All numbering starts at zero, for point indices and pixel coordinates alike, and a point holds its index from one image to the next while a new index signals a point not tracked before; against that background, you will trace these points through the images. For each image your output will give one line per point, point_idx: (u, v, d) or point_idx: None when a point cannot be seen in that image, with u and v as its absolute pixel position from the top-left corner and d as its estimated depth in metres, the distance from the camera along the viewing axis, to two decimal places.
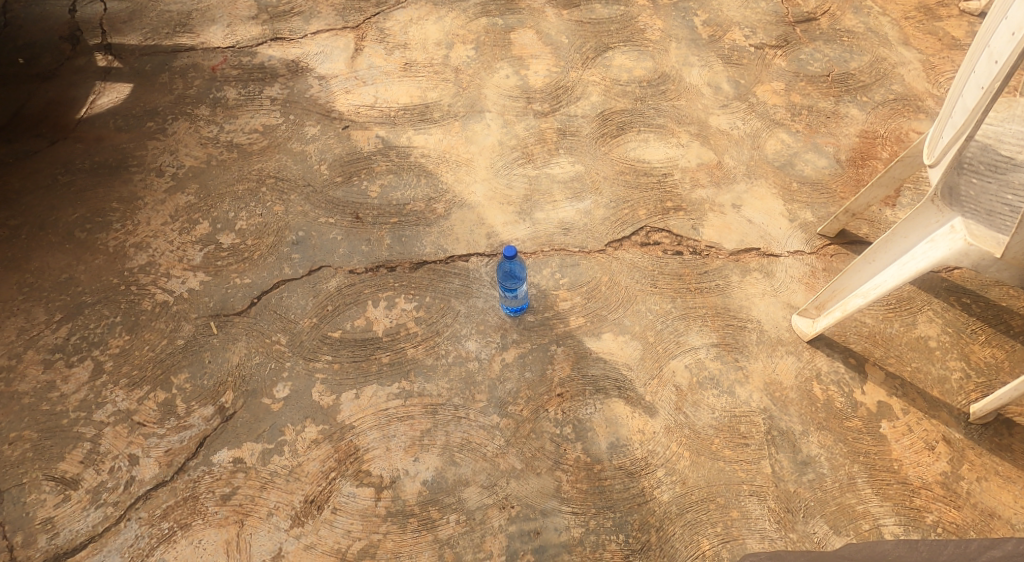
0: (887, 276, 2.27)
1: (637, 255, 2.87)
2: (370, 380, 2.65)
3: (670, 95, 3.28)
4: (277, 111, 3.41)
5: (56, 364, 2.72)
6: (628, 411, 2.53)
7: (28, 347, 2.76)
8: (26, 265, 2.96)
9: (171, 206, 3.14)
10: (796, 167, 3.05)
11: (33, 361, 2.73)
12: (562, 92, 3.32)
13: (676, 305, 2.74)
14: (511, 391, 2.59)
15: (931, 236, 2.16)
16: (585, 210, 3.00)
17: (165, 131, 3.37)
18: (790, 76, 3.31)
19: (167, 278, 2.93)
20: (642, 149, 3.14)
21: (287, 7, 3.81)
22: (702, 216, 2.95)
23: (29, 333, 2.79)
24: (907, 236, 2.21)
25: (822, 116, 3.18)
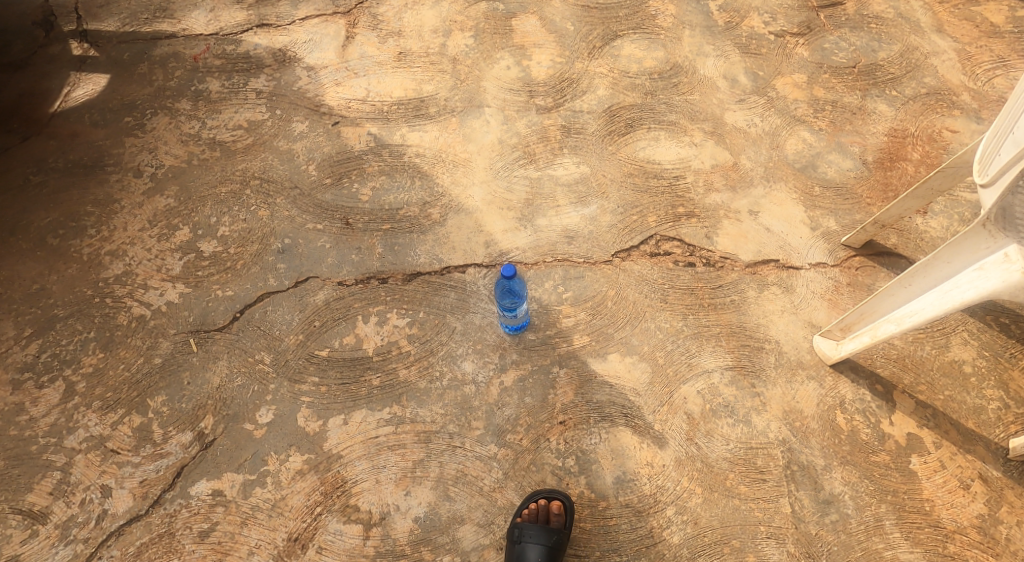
0: (925, 303, 2.05)
1: (645, 267, 2.67)
2: (359, 404, 2.47)
3: (683, 88, 3.05)
4: (263, 105, 3.19)
5: (25, 385, 2.55)
6: (635, 441, 2.35)
7: None
8: None
9: (148, 210, 2.93)
10: (818, 168, 2.82)
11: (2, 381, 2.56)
12: (567, 85, 3.09)
13: (688, 323, 2.55)
14: (509, 418, 2.42)
15: (979, 264, 1.95)
16: (591, 216, 2.79)
17: (143, 127, 3.16)
18: (813, 67, 3.06)
19: (144, 290, 2.74)
20: (652, 149, 2.92)
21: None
22: (717, 224, 2.74)
23: None
24: (950, 261, 2.00)
25: (848, 112, 2.94)
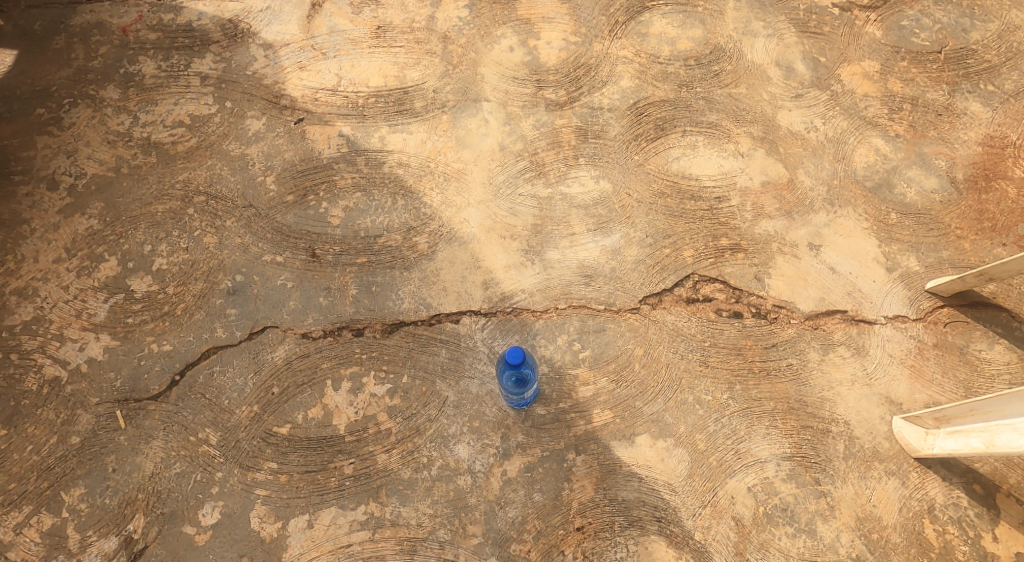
0: None
1: (681, 318, 2.16)
2: (328, 501, 1.99)
3: (726, 79, 2.46)
4: (209, 93, 2.51)
5: None
6: (669, 556, 1.91)
7: None
8: None
9: (66, 234, 2.31)
10: (895, 188, 2.27)
11: None
12: (582, 74, 2.48)
13: (734, 396, 2.05)
14: (514, 521, 1.96)
15: None
16: (613, 248, 2.25)
17: (60, 121, 2.48)
18: (888, 52, 2.46)
19: (59, 343, 2.18)
20: (688, 160, 2.35)
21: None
22: (770, 261, 2.21)
23: None
24: None
25: (932, 113, 2.37)
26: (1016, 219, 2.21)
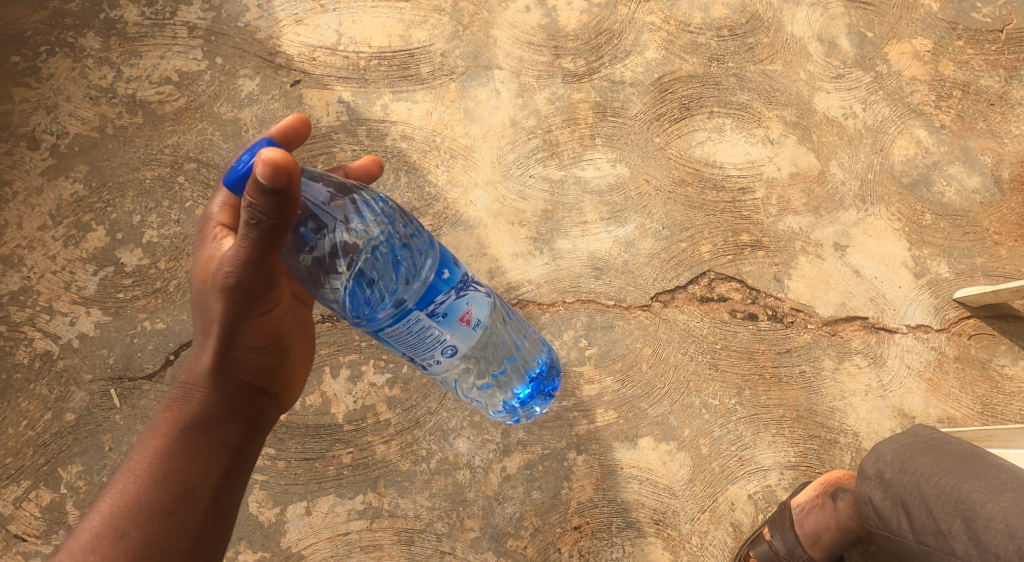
0: None
1: (693, 318, 2.06)
2: (326, 489, 1.97)
3: (761, 53, 2.27)
4: (198, 47, 2.33)
5: None
6: (666, 558, 1.89)
7: None
8: None
9: (51, 199, 2.21)
10: (934, 186, 2.12)
11: None
12: (605, 40, 2.28)
13: (743, 402, 1.99)
14: (512, 517, 1.93)
15: None
16: (627, 240, 2.13)
17: (36, 73, 2.30)
18: (942, 29, 2.25)
19: (48, 316, 2.12)
20: (713, 145, 2.19)
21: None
22: (791, 261, 2.10)
23: None
24: None
25: (983, 102, 2.17)
26: None
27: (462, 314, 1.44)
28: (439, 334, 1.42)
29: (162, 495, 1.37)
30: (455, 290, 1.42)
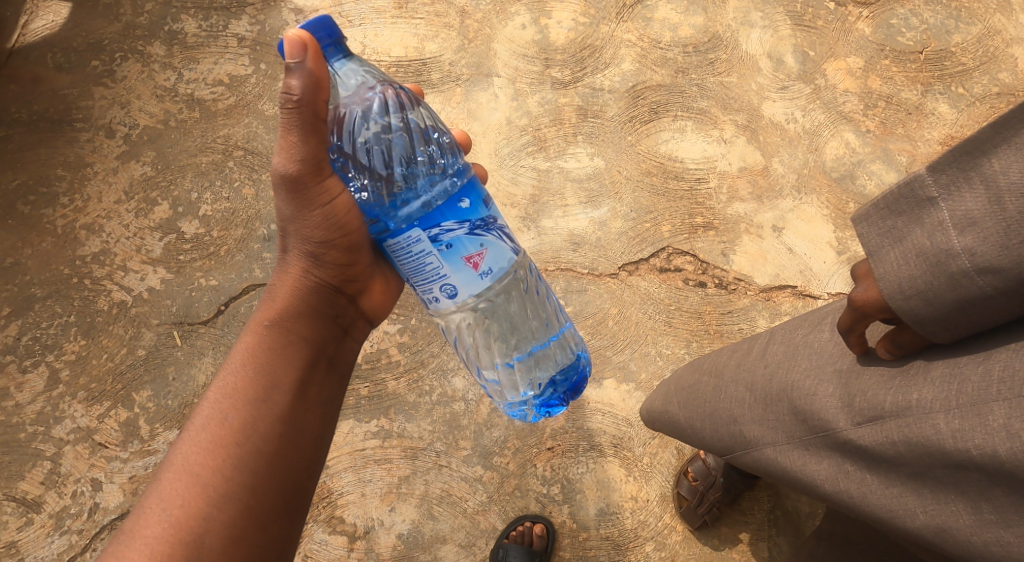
0: None
1: (653, 284, 2.49)
2: (346, 414, 2.40)
3: (720, 67, 2.69)
4: (245, 55, 2.77)
5: (9, 369, 2.43)
6: (622, 474, 2.35)
7: None
8: None
9: (124, 177, 2.63)
10: (857, 180, 2.56)
11: None
12: (588, 54, 2.72)
13: (691, 351, 2.44)
14: (498, 439, 2.37)
15: None
16: (600, 220, 2.56)
17: (113, 75, 2.74)
18: (873, 50, 2.69)
19: (123, 272, 2.53)
20: (676, 143, 2.62)
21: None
22: (736, 240, 2.53)
23: None
24: None
25: (903, 112, 2.62)
26: None
27: (470, 255, 1.50)
28: (438, 265, 1.49)
29: (252, 396, 1.50)
30: (472, 225, 1.51)
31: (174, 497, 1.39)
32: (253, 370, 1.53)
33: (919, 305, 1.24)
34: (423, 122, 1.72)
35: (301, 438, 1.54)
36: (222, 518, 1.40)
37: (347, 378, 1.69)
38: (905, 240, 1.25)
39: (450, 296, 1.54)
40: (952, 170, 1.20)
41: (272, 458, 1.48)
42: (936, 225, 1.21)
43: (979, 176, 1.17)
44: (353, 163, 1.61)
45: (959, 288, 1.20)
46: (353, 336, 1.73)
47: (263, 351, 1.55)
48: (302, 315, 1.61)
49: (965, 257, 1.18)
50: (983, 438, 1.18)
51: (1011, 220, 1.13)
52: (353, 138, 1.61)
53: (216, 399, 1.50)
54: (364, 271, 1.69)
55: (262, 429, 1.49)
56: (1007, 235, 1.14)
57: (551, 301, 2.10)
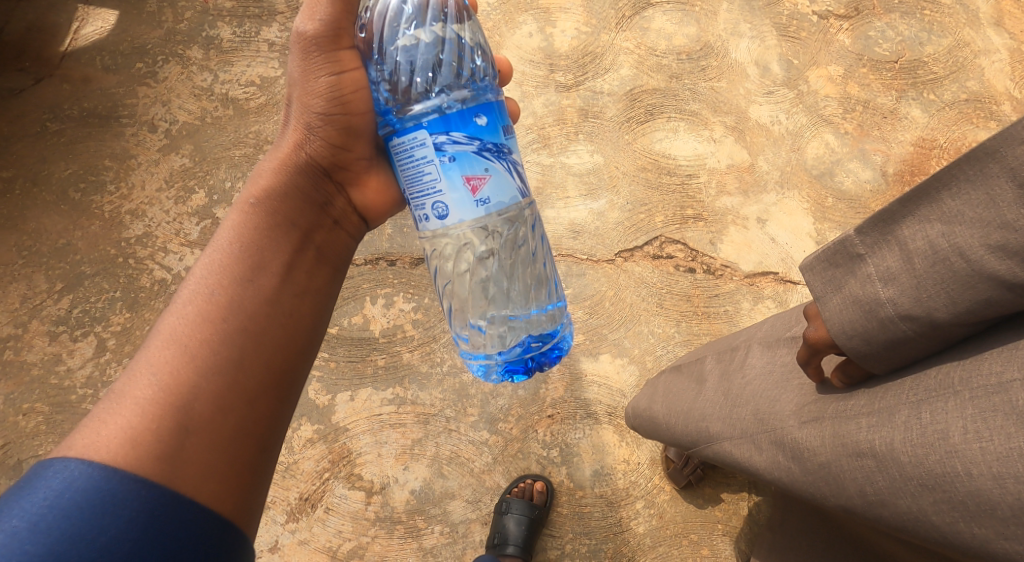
0: None
1: (646, 269, 2.73)
2: (365, 382, 2.64)
3: (711, 73, 2.93)
4: (275, 59, 2.85)
5: (61, 337, 2.54)
6: (616, 439, 2.59)
7: (32, 316, 2.55)
8: (21, 226, 2.64)
9: (165, 168, 2.72)
10: (836, 177, 2.79)
11: (39, 332, 2.54)
12: (589, 60, 2.93)
13: (680, 330, 2.67)
14: (502, 407, 2.61)
15: None
16: (599, 211, 2.78)
17: (155, 76, 2.83)
18: (852, 58, 2.94)
19: (164, 253, 2.64)
20: (669, 142, 2.86)
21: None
22: (723, 230, 2.76)
23: (32, 301, 2.57)
24: None
25: (879, 115, 2.86)
26: None
27: (470, 175, 1.61)
28: (436, 177, 1.60)
29: (247, 266, 1.55)
30: (481, 144, 1.62)
31: (163, 362, 1.40)
32: (240, 248, 1.55)
33: (858, 343, 1.42)
34: (461, 31, 1.75)
35: (285, 316, 1.55)
36: (208, 386, 1.41)
37: (333, 266, 1.71)
38: (843, 289, 1.43)
39: (441, 216, 1.62)
40: (875, 232, 1.40)
41: (255, 335, 1.49)
42: (866, 277, 1.40)
43: (896, 240, 1.36)
44: (372, 48, 1.70)
45: (885, 330, 1.38)
46: (341, 225, 1.75)
47: (252, 229, 1.58)
48: (289, 197, 1.64)
49: (890, 306, 1.36)
50: (888, 435, 1.39)
51: (922, 275, 1.32)
52: (376, 31, 1.70)
53: (208, 270, 1.52)
54: (357, 168, 1.74)
55: (248, 305, 1.51)
56: (921, 288, 1.32)
57: (553, 279, 2.08)
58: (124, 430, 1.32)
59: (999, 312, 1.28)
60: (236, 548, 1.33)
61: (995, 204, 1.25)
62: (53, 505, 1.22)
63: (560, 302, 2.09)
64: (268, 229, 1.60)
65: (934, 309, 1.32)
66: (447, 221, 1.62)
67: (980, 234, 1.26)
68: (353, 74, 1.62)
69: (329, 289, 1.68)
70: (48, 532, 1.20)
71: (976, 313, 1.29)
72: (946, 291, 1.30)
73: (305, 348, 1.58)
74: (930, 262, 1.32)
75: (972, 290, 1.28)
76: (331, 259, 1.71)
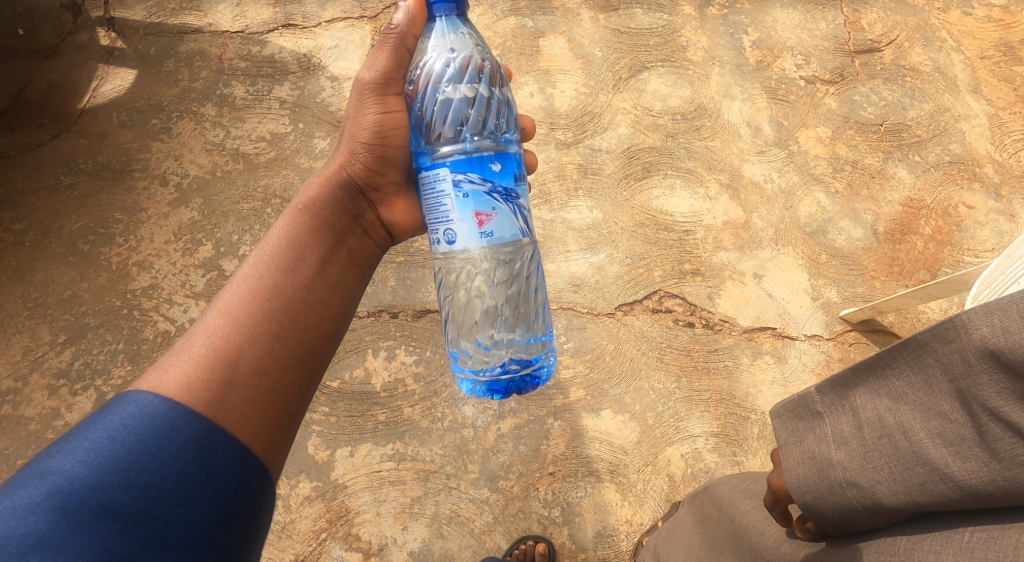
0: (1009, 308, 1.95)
1: (647, 323, 2.75)
2: (365, 437, 2.60)
3: (705, 133, 3.02)
4: (285, 116, 2.87)
5: (60, 391, 2.48)
6: (618, 498, 2.57)
7: (32, 369, 2.50)
8: (28, 277, 2.62)
9: (174, 222, 2.71)
10: (828, 235, 2.87)
11: (38, 386, 2.48)
12: (588, 119, 3.02)
13: (680, 385, 2.68)
14: (503, 464, 2.58)
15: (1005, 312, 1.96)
16: (599, 265, 2.82)
17: (169, 131, 2.84)
18: (839, 121, 3.06)
19: (169, 305, 2.61)
20: (666, 199, 2.92)
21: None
22: (721, 285, 2.81)
23: (33, 354, 2.52)
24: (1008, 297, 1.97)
25: (867, 176, 2.96)
26: (920, 267, 2.81)
27: (479, 211, 1.80)
28: (451, 209, 1.80)
29: (289, 257, 1.78)
30: (493, 187, 1.82)
31: (217, 329, 1.64)
32: (285, 243, 1.79)
33: (809, 500, 1.63)
34: (488, 91, 2.02)
35: (318, 303, 1.77)
36: (251, 352, 1.63)
37: (361, 268, 1.92)
38: (802, 442, 1.66)
39: (450, 241, 1.82)
40: (833, 394, 1.64)
41: (292, 315, 1.71)
42: (822, 435, 1.63)
43: (849, 404, 1.61)
44: (417, 96, 1.93)
45: (835, 493, 1.58)
46: (371, 236, 1.96)
47: (296, 228, 1.82)
48: (330, 206, 1.88)
49: (839, 469, 1.57)
50: None
51: (869, 446, 1.54)
52: (423, 84, 1.93)
53: (260, 258, 1.76)
54: (391, 194, 1.98)
55: (288, 290, 1.73)
56: (867, 459, 1.54)
57: (541, 305, 2.18)
58: (183, 377, 1.55)
59: (933, 502, 1.47)
60: (263, 483, 1.52)
61: (931, 393, 1.49)
62: (123, 426, 1.44)
63: (545, 334, 2.18)
64: (309, 229, 1.83)
65: (878, 483, 1.52)
66: (455, 247, 1.82)
67: (921, 420, 1.49)
68: (397, 114, 1.88)
69: (357, 286, 1.89)
70: (122, 445, 1.42)
71: (911, 496, 1.48)
72: (889, 467, 1.51)
73: (334, 333, 1.79)
74: (877, 434, 1.54)
75: (912, 471, 1.48)
76: (360, 262, 1.92)
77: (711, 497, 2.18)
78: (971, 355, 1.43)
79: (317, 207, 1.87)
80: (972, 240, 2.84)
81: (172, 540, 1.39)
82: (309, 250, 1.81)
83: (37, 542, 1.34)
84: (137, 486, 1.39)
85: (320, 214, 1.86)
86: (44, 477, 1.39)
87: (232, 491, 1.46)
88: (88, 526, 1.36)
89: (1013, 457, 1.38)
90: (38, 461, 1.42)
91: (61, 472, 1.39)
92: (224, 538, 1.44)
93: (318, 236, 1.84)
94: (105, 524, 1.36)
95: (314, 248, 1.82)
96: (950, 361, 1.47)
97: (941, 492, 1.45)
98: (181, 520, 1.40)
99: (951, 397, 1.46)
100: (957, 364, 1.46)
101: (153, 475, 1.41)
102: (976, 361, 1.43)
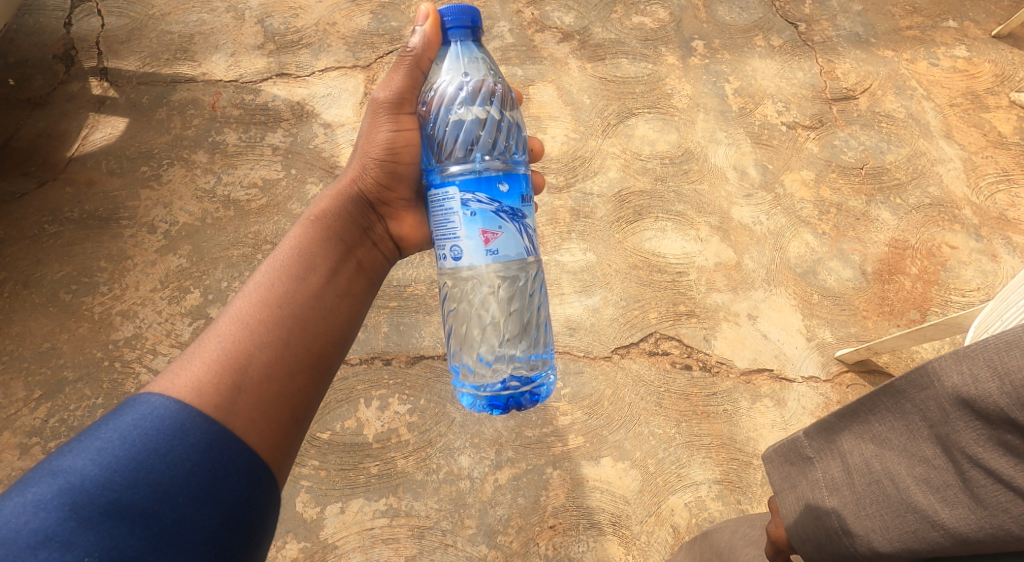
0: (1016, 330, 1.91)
1: (644, 367, 2.71)
2: (357, 492, 2.48)
3: (693, 176, 3.05)
4: (278, 162, 2.81)
5: (34, 451, 2.32)
6: (622, 551, 2.48)
7: (3, 427, 2.34)
8: (6, 330, 2.48)
9: (161, 269, 2.60)
10: (819, 275, 2.90)
11: (9, 446, 2.32)
12: (578, 164, 3.03)
13: (681, 431, 2.63)
14: (501, 518, 2.48)
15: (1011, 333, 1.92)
16: (594, 307, 2.79)
17: (159, 178, 2.75)
18: (821, 164, 3.12)
19: (153, 356, 2.48)
20: (658, 241, 2.92)
21: (293, 14, 3.14)
22: (717, 327, 2.80)
23: (4, 411, 2.36)
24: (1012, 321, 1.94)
25: (852, 218, 3.02)
26: (910, 306, 2.85)
27: (486, 229, 1.74)
28: (458, 226, 1.74)
29: (299, 264, 1.71)
30: (500, 206, 1.75)
31: (228, 334, 1.56)
32: (297, 251, 1.73)
33: (810, 548, 1.65)
34: (500, 114, 1.97)
35: (327, 312, 1.69)
36: (261, 357, 1.55)
37: (371, 280, 1.85)
38: (797, 487, 1.72)
39: (457, 257, 1.76)
40: (821, 438, 1.71)
41: (302, 322, 1.64)
42: (815, 480, 1.68)
43: (837, 448, 1.67)
44: (430, 117, 1.89)
45: (834, 540, 1.61)
46: (380, 248, 1.90)
47: (308, 238, 1.76)
48: (342, 217, 1.83)
49: (835, 515, 1.61)
50: None
51: (860, 492, 1.58)
52: (436, 105, 1.89)
53: (271, 266, 1.69)
54: (401, 209, 1.93)
55: (300, 296, 1.66)
56: (859, 505, 1.58)
57: (542, 322, 2.07)
58: (194, 381, 1.46)
59: (928, 550, 1.48)
60: (269, 493, 1.42)
61: (913, 438, 1.54)
62: (134, 426, 1.36)
63: (547, 352, 2.08)
64: (320, 238, 1.77)
65: (872, 530, 1.55)
66: (461, 263, 1.76)
67: (906, 465, 1.53)
68: (410, 132, 1.85)
69: (367, 298, 1.81)
70: (133, 444, 1.34)
71: (905, 543, 1.50)
72: (880, 513, 1.54)
73: (342, 341, 1.71)
74: (867, 480, 1.59)
75: (902, 518, 1.51)
76: (369, 275, 1.85)
77: (710, 544, 2.10)
78: (947, 403, 1.49)
79: (328, 217, 1.81)
80: (958, 280, 2.90)
81: (179, 541, 1.30)
82: (320, 258, 1.74)
83: (46, 538, 1.25)
84: (146, 484, 1.31)
85: (331, 224, 1.81)
86: (55, 474, 1.30)
87: (238, 493, 1.37)
88: (98, 524, 1.27)
89: (996, 503, 1.42)
90: (50, 459, 1.33)
91: (73, 470, 1.30)
92: (230, 541, 1.34)
93: (329, 244, 1.78)
94: (113, 521, 1.27)
95: (325, 256, 1.75)
96: (928, 407, 1.52)
97: (934, 540, 1.47)
98: (188, 521, 1.31)
99: (933, 444, 1.51)
100: (934, 410, 1.51)
101: (161, 475, 1.32)
102: (950, 408, 1.48)
